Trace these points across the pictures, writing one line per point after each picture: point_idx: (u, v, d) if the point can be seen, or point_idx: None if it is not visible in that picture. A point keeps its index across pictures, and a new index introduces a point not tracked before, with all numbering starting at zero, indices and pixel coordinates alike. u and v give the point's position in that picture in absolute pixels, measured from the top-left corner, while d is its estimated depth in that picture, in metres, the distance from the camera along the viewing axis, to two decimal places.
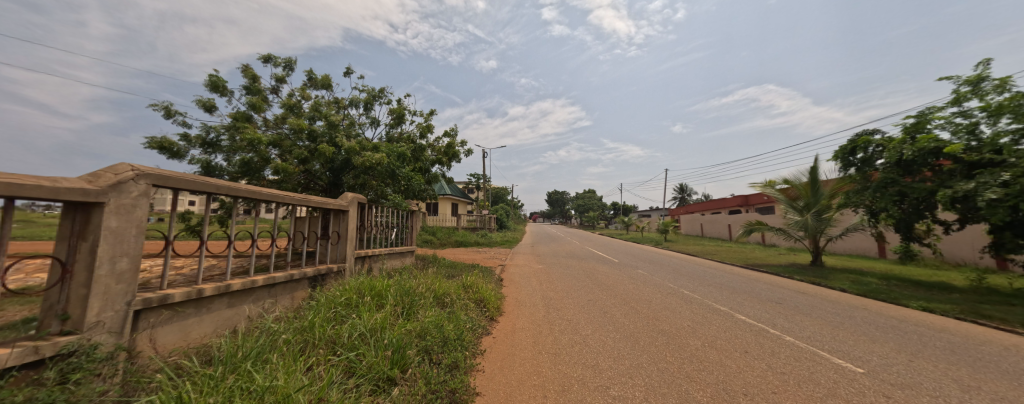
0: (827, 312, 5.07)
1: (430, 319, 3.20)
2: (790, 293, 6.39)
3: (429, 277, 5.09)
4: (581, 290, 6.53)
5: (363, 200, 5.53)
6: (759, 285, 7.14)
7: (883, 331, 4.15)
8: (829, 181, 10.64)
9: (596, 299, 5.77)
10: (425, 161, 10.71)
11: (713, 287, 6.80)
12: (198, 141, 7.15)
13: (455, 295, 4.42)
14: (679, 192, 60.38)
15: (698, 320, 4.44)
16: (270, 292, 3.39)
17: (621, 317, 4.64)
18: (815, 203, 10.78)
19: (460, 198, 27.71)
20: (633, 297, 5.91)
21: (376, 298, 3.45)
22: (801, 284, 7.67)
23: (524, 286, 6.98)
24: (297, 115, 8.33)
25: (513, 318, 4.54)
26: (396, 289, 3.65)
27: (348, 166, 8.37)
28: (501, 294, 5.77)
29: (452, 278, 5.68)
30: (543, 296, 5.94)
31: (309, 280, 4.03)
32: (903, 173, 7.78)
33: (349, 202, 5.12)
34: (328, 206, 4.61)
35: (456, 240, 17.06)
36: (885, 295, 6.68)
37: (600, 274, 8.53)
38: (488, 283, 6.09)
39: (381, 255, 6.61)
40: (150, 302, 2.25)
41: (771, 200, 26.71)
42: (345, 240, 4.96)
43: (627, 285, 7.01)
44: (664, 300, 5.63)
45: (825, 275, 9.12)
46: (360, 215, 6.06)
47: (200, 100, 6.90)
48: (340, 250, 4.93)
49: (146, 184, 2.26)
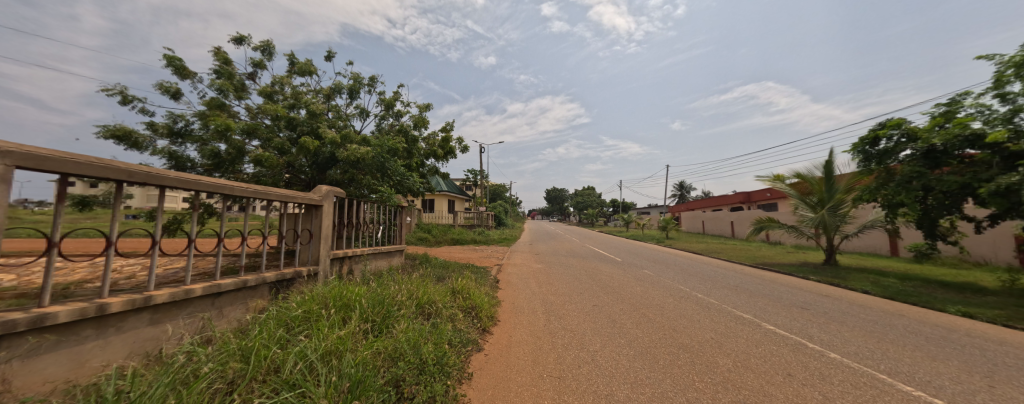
0: (863, 320, 4.50)
1: (406, 337, 2.61)
2: (814, 297, 5.84)
3: (415, 280, 4.50)
4: (584, 294, 5.95)
5: (341, 193, 4.93)
6: (778, 288, 6.58)
7: (936, 345, 3.61)
8: (844, 175, 10.08)
9: (602, 304, 5.21)
10: (418, 155, 10.09)
11: (728, 290, 6.25)
12: (165, 130, 6.51)
13: (442, 303, 3.83)
14: (678, 188, 59.96)
15: (723, 331, 3.87)
16: (214, 304, 2.78)
17: (632, 327, 4.05)
18: (829, 198, 10.21)
19: (457, 195, 27.16)
20: (643, 302, 5.35)
21: (340, 309, 2.85)
22: (820, 286, 7.12)
23: (522, 288, 6.43)
24: (276, 103, 7.70)
25: (509, 329, 3.97)
26: (369, 298, 3.04)
27: (333, 159, 7.80)
28: (496, 299, 5.20)
29: (442, 281, 5.10)
30: (544, 302, 5.38)
31: (270, 286, 3.42)
32: (931, 164, 7.21)
33: (324, 195, 4.49)
34: (291, 198, 4.02)
35: (452, 239, 16.48)
36: (914, 297, 6.18)
37: (603, 275, 7.96)
38: (482, 286, 5.53)
39: (366, 255, 6.01)
40: (14, 326, 1.63)
41: (774, 197, 26.25)
42: (319, 239, 4.37)
43: (634, 288, 6.45)
44: (677, 306, 5.08)
45: (842, 275, 8.58)
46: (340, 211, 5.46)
47: (163, 85, 6.26)
48: (315, 250, 4.35)
49: (5, 165, 1.66)
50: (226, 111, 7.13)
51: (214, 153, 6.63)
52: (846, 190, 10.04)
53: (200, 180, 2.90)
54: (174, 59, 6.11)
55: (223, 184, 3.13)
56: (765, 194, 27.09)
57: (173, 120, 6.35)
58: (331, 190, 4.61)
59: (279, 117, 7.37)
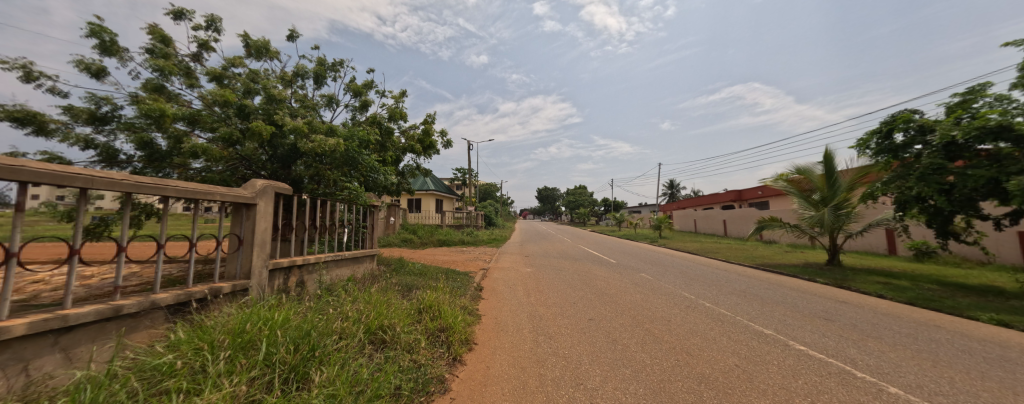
0: (900, 335, 3.87)
1: (328, 393, 1.83)
2: (831, 304, 5.22)
3: (372, 296, 3.71)
4: (578, 304, 5.23)
5: (285, 190, 4.13)
6: (788, 293, 5.98)
7: (1000, 369, 2.99)
8: (848, 171, 9.56)
9: (600, 318, 4.51)
10: (396, 149, 9.27)
11: (736, 296, 5.61)
12: (86, 116, 5.80)
13: (401, 327, 3.06)
14: (668, 187, 60.03)
15: (748, 355, 3.18)
16: (55, 345, 1.95)
17: (638, 351, 3.34)
18: (832, 196, 9.66)
19: (445, 195, 26.29)
20: (646, 314, 4.67)
21: (240, 350, 2.09)
22: (830, 289, 6.54)
23: (507, 298, 5.71)
24: (229, 89, 6.80)
25: (487, 357, 3.23)
26: (290, 332, 2.26)
27: (294, 152, 6.99)
28: (474, 314, 4.44)
29: (409, 295, 4.29)
30: (531, 315, 4.67)
31: (164, 311, 2.64)
32: (953, 155, 6.64)
33: (258, 192, 3.71)
34: (208, 196, 3.14)
35: (438, 240, 15.61)
36: (937, 301, 5.61)
37: (598, 280, 7.26)
38: (459, 298, 4.75)
39: (325, 262, 5.15)
40: None
41: (764, 196, 26.11)
42: (250, 246, 3.64)
43: (633, 296, 5.78)
44: (685, 319, 4.40)
45: (849, 277, 8.01)
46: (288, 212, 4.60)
47: (81, 62, 5.47)
48: (245, 259, 3.61)
49: None
50: (166, 96, 6.29)
51: (146, 143, 5.96)
52: (849, 187, 9.51)
53: (24, 167, 1.90)
54: (106, 32, 5.11)
55: (73, 174, 2.10)
56: (755, 192, 26.93)
57: (95, 104, 5.77)
58: (267, 185, 3.87)
59: (229, 104, 6.49)
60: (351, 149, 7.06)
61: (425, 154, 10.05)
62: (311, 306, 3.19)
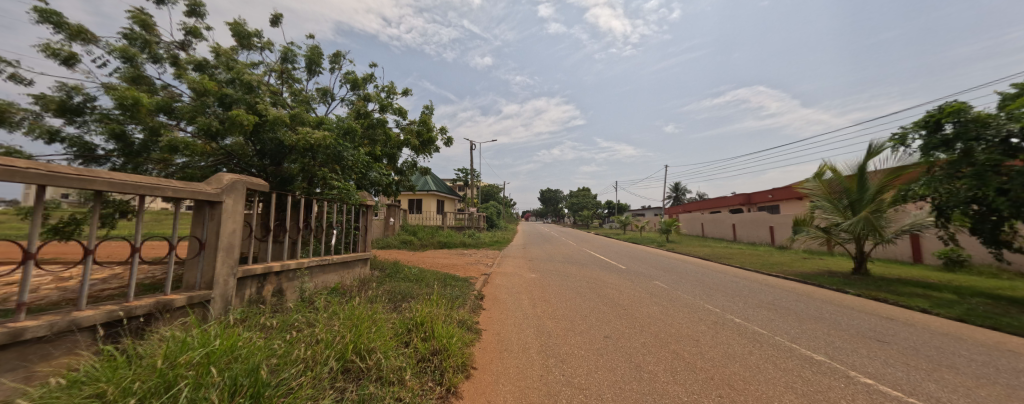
0: (979, 363, 3.28)
1: None
2: (877, 322, 4.63)
3: (355, 311, 3.19)
4: (590, 317, 4.70)
5: (263, 188, 3.69)
6: (824, 307, 5.38)
7: None
8: (877, 173, 9.00)
9: (617, 336, 3.97)
10: (394, 145, 8.82)
11: (767, 310, 5.04)
12: (55, 106, 5.35)
13: (382, 351, 2.53)
14: (674, 189, 59.20)
15: (805, 390, 2.61)
16: None
17: (669, 382, 2.79)
18: (860, 200, 9.11)
19: (448, 195, 25.86)
20: (670, 331, 4.13)
21: (160, 394, 1.57)
22: (866, 302, 5.94)
23: (512, 309, 5.19)
24: (214, 79, 6.59)
25: (488, 387, 2.69)
26: (235, 372, 1.76)
27: (282, 148, 6.64)
28: (474, 330, 3.91)
29: (399, 309, 3.76)
30: (539, 331, 4.14)
31: (93, 331, 2.15)
32: (1010, 153, 6.04)
33: (226, 188, 3.23)
34: (150, 190, 2.63)
35: (439, 241, 15.11)
36: (993, 319, 4.99)
37: (609, 289, 6.73)
38: (457, 311, 4.22)
39: (309, 268, 4.59)
40: None
41: (775, 200, 25.38)
42: (214, 250, 3.14)
43: (650, 307, 5.25)
44: (717, 339, 3.84)
45: (883, 288, 7.36)
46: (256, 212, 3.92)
47: (47, 48, 5.19)
48: (207, 266, 3.11)
49: None
50: (145, 86, 6.10)
51: (119, 135, 5.54)
52: (879, 190, 8.95)
53: None
54: (52, 13, 4.86)
55: None
56: (765, 195, 26.26)
57: (65, 93, 5.46)
58: (237, 180, 3.37)
59: (209, 93, 6.21)
60: (336, 143, 6.60)
61: (425, 151, 9.58)
62: (277, 329, 2.66)
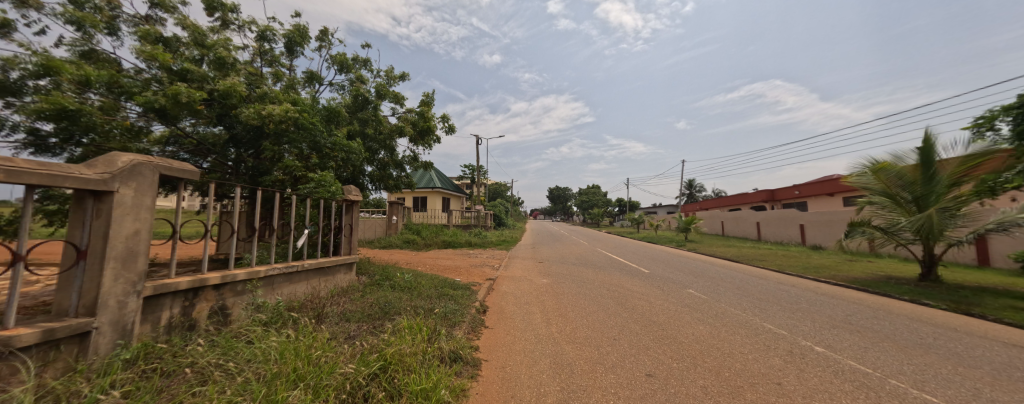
0: None
1: None
2: (1009, 353, 3.47)
3: (296, 350, 2.23)
4: (622, 342, 3.67)
5: (183, 175, 2.80)
6: (918, 329, 4.23)
7: None
8: (948, 161, 7.58)
9: (662, 375, 2.90)
10: (388, 134, 7.89)
11: (852, 335, 3.89)
12: None
13: None
14: (688, 187, 57.12)
15: None
16: None
17: None
18: (928, 195, 7.78)
19: (454, 193, 24.97)
20: (734, 368, 3.04)
21: None
22: (965, 321, 4.74)
23: (522, 327, 4.19)
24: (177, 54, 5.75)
25: None
26: None
27: (259, 132, 5.80)
28: (468, 366, 2.90)
29: (369, 338, 2.79)
30: (556, 364, 3.14)
31: None
32: None
33: (117, 172, 2.27)
34: None
35: (443, 241, 14.17)
36: None
37: (636, 299, 5.68)
38: (449, 336, 3.23)
39: (264, 278, 3.66)
40: None
41: (801, 197, 23.79)
42: (99, 261, 2.21)
43: (695, 327, 4.17)
44: (807, 383, 2.74)
45: (970, 299, 6.11)
46: (177, 209, 3.00)
47: None
48: (89, 283, 2.19)
49: None
50: (96, 62, 5.29)
51: None
52: (952, 182, 7.56)
53: None
54: None
55: None
56: (790, 192, 24.66)
57: None
58: (140, 162, 2.45)
59: (166, 68, 5.39)
60: (305, 123, 5.65)
61: (424, 141, 8.64)
62: (153, 401, 1.68)
